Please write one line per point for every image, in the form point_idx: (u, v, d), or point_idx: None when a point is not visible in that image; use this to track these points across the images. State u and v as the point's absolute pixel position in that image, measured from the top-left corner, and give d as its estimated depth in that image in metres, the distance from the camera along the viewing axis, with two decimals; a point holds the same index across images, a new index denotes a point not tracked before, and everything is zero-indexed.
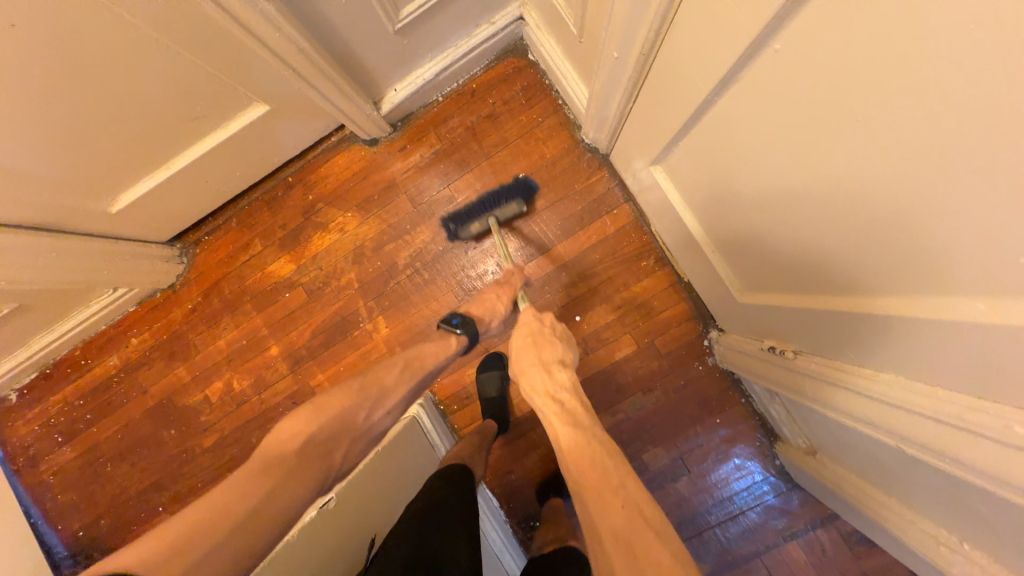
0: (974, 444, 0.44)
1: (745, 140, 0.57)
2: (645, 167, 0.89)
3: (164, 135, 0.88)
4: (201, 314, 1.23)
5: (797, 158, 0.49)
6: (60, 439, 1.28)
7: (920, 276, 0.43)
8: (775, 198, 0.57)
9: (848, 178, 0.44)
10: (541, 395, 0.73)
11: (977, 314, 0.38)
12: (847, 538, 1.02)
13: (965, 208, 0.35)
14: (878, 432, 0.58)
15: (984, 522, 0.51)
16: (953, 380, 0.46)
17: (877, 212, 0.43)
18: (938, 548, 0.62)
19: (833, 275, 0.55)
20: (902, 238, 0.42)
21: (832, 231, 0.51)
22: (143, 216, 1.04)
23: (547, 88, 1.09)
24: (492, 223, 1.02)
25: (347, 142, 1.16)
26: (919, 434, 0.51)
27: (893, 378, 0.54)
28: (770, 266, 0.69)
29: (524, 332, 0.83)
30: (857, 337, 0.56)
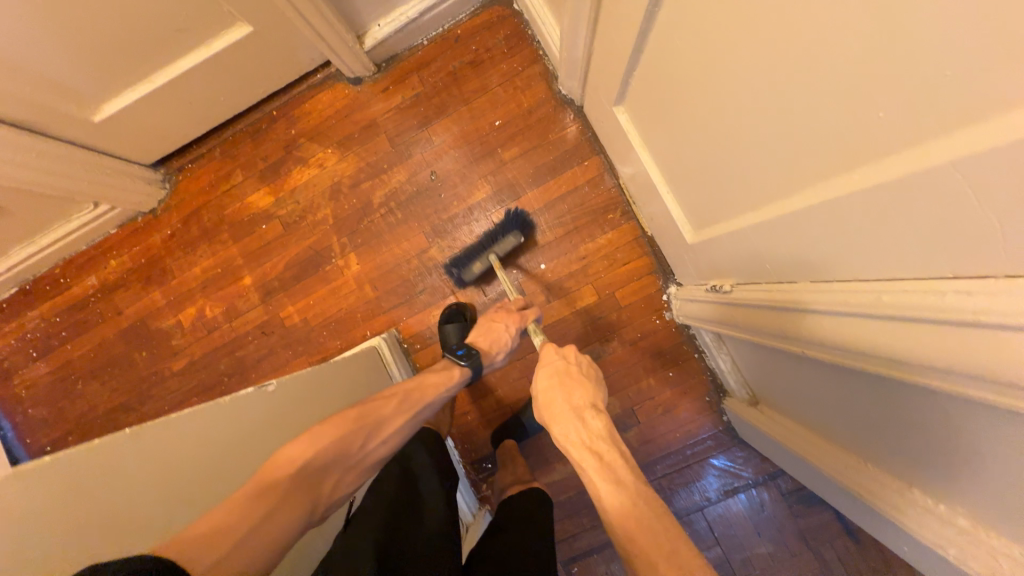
0: (859, 328, 0.46)
1: (687, 56, 0.58)
2: (610, 110, 0.92)
3: (147, 46, 0.92)
4: (178, 239, 1.25)
5: (723, 55, 0.51)
6: (33, 355, 1.30)
7: (818, 166, 0.45)
8: (711, 110, 0.59)
9: (760, 66, 0.46)
10: (576, 449, 0.60)
11: (852, 184, 0.41)
12: (787, 497, 1.05)
13: (841, 71, 0.37)
14: (793, 346, 0.61)
15: (878, 424, 0.55)
16: (842, 271, 0.49)
17: (789, 104, 0.45)
18: (848, 469, 0.67)
19: (757, 185, 0.58)
20: (805, 129, 0.44)
21: (752, 133, 0.53)
22: (126, 131, 1.07)
23: (528, 39, 1.13)
24: (492, 258, 1.06)
25: (331, 80, 1.19)
26: (818, 332, 0.53)
27: (800, 284, 0.57)
28: (712, 194, 0.71)
29: (546, 369, 0.70)
30: (774, 248, 0.59)
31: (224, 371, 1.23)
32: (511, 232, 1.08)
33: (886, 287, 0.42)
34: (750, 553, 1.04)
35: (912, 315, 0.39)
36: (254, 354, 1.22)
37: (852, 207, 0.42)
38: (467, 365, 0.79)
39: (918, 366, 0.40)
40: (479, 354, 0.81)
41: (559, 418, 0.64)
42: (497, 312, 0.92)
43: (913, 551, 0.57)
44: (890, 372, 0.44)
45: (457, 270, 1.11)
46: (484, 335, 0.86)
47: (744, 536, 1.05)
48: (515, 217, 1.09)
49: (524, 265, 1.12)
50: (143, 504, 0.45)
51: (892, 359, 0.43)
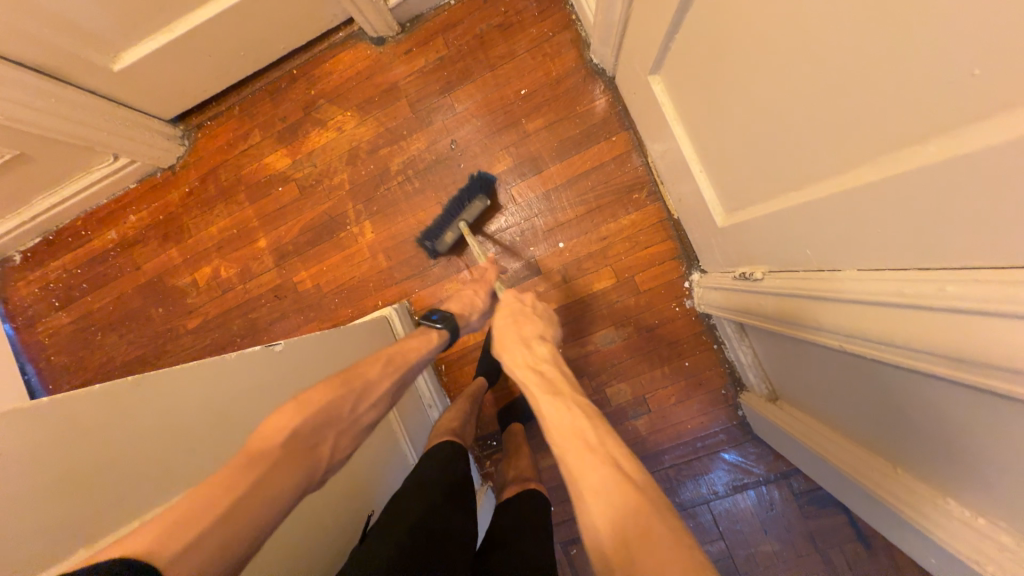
0: (907, 321, 0.42)
1: (734, 17, 0.53)
2: (644, 79, 0.86)
3: None
4: (195, 198, 1.25)
5: (778, 10, 0.45)
6: (56, 304, 1.33)
7: (876, 140, 0.40)
8: (758, 76, 0.54)
9: (821, 21, 0.41)
10: (521, 369, 0.68)
11: (920, 160, 0.36)
12: (799, 497, 1.01)
13: (920, 23, 0.32)
14: (825, 338, 0.57)
15: (916, 428, 0.51)
16: (896, 259, 0.44)
17: (852, 68, 0.40)
18: (873, 474, 0.62)
19: (802, 163, 0.53)
20: (868, 98, 0.39)
21: (805, 102, 0.47)
22: (146, 82, 1.06)
23: (562, 2, 1.06)
24: (461, 226, 1.02)
25: (353, 39, 1.15)
26: (859, 325, 0.49)
27: (845, 273, 0.52)
28: (750, 173, 0.66)
29: (505, 310, 0.80)
30: (816, 234, 0.54)
31: (237, 333, 1.24)
32: (474, 195, 1.03)
33: (952, 277, 0.37)
34: (755, 550, 1.02)
35: (976, 310, 0.35)
36: (266, 317, 1.22)
37: (913, 187, 0.38)
38: (444, 327, 0.78)
39: (975, 365, 0.36)
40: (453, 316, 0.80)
41: (511, 344, 0.72)
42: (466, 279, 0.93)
43: (939, 561, 0.53)
44: (944, 371, 0.40)
45: (429, 244, 1.05)
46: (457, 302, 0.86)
47: (749, 532, 1.02)
48: (478, 180, 1.03)
49: (540, 242, 1.08)
50: (135, 458, 0.44)
51: (947, 356, 0.38)
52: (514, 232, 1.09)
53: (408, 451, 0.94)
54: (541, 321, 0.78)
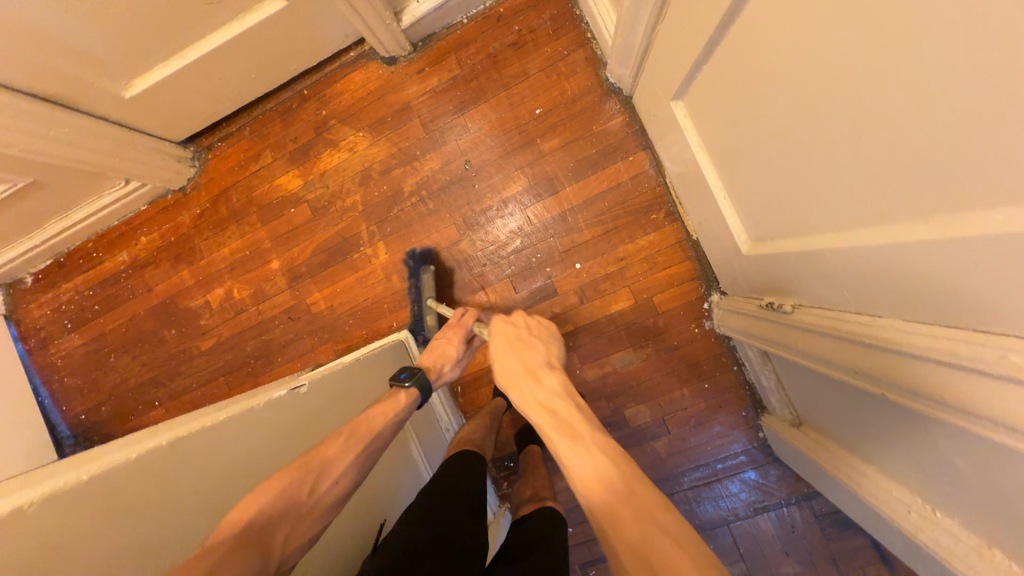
0: (956, 380, 0.41)
1: (772, 59, 0.52)
2: (666, 104, 0.85)
3: (180, 19, 0.88)
4: (207, 219, 1.24)
5: (821, 61, 0.44)
6: (68, 326, 1.32)
7: (925, 195, 0.40)
8: (794, 119, 0.53)
9: (870, 78, 0.40)
10: (534, 407, 0.62)
11: (978, 229, 0.35)
12: (821, 519, 1.01)
13: (980, 98, 0.31)
14: (860, 380, 0.56)
15: (960, 481, 0.50)
16: (947, 316, 0.43)
17: (897, 126, 0.39)
18: (909, 515, 0.61)
19: (842, 208, 0.51)
20: (914, 158, 0.39)
21: (847, 151, 0.46)
22: (158, 107, 1.05)
23: (576, 20, 1.05)
24: (430, 303, 1.04)
25: (364, 59, 1.14)
26: (907, 377, 0.47)
27: (889, 321, 0.50)
28: (778, 206, 0.65)
29: (504, 337, 0.76)
30: (858, 278, 0.53)
31: (250, 354, 1.23)
32: (421, 272, 1.07)
33: (1011, 344, 0.36)
34: (775, 571, 1.01)
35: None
36: (280, 339, 1.22)
37: (968, 248, 0.37)
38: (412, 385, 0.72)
39: None
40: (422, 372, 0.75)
41: (515, 374, 0.68)
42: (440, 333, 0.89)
43: None
44: (1000, 439, 0.39)
45: (420, 338, 1.08)
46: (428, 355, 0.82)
47: (771, 555, 1.02)
48: (415, 258, 1.09)
49: (557, 263, 1.07)
50: (173, 523, 0.44)
51: (1003, 425, 0.37)
52: (530, 252, 1.08)
53: (423, 468, 0.95)
54: (540, 345, 0.74)
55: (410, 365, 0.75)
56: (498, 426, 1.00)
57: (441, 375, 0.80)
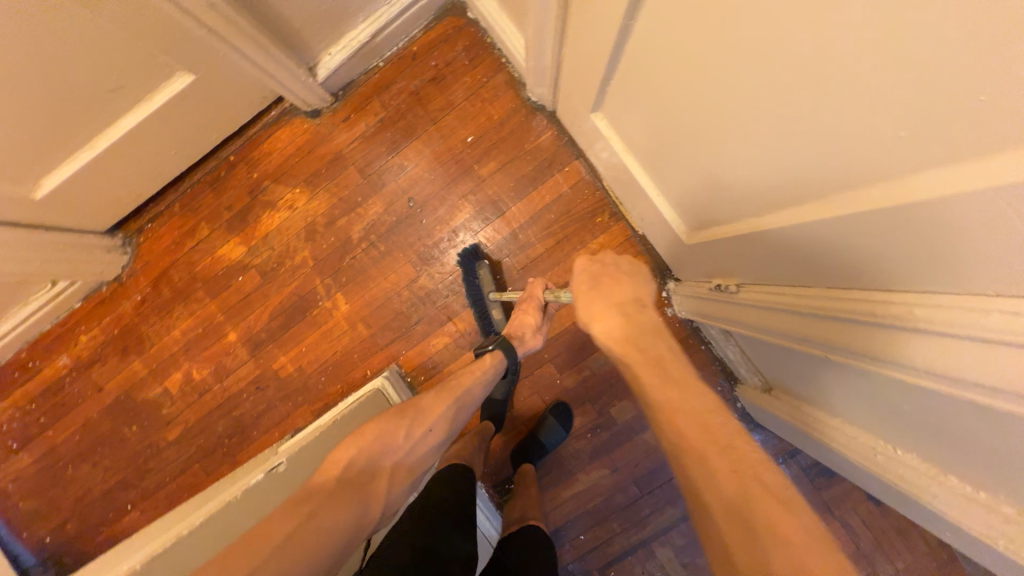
0: (895, 337, 0.45)
1: (680, 64, 0.55)
2: (587, 116, 0.88)
3: (84, 110, 0.83)
4: (151, 305, 1.18)
5: (727, 62, 0.48)
6: (14, 446, 1.21)
7: (839, 173, 0.44)
8: (710, 116, 0.56)
9: (774, 75, 0.43)
10: (616, 344, 0.64)
11: (887, 198, 0.39)
12: (808, 472, 1.07)
13: (875, 85, 0.35)
14: (818, 348, 0.59)
15: (910, 421, 0.54)
16: (874, 279, 0.47)
17: (805, 115, 0.43)
18: (875, 457, 0.66)
19: (769, 190, 0.55)
20: (822, 142, 0.43)
21: (764, 141, 0.50)
22: (74, 200, 0.99)
23: (488, 48, 1.08)
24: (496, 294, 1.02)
25: (288, 116, 1.13)
26: (851, 340, 0.52)
27: (826, 290, 0.55)
28: (715, 194, 0.68)
29: (581, 280, 0.75)
30: (791, 252, 0.57)
31: (223, 433, 1.18)
32: (478, 268, 1.05)
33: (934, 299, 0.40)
34: None
35: (986, 336, 0.36)
36: (252, 411, 1.17)
37: (900, 217, 0.39)
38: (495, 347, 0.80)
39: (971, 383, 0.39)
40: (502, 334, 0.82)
41: (601, 309, 0.69)
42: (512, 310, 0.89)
43: (947, 531, 0.58)
44: (938, 385, 0.43)
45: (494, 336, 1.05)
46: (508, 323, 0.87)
47: None
48: (468, 255, 1.05)
49: (518, 281, 1.09)
50: None
51: (939, 372, 0.42)
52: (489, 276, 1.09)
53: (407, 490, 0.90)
54: (626, 281, 0.72)
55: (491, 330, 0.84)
56: (488, 447, 0.97)
57: (525, 342, 0.84)
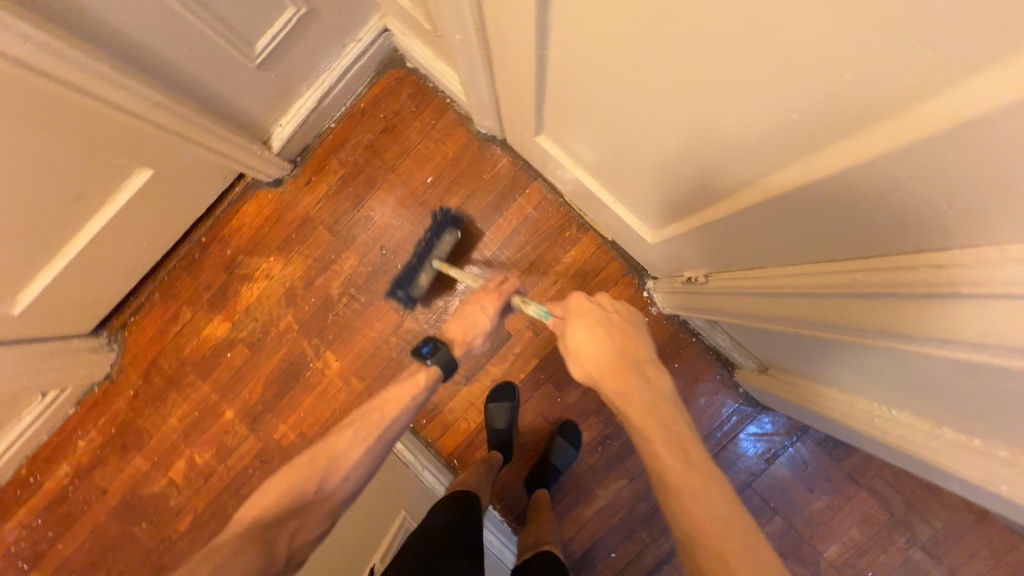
0: (869, 303, 0.46)
1: (602, 80, 0.57)
2: (533, 139, 0.91)
3: (51, 223, 0.83)
4: (144, 397, 1.18)
5: (647, 68, 0.49)
6: (24, 567, 1.18)
7: (773, 152, 0.45)
8: (643, 120, 0.58)
9: (692, 74, 0.45)
10: (628, 406, 0.60)
11: (823, 168, 0.40)
12: (824, 445, 1.06)
13: (786, 66, 0.36)
14: (800, 325, 0.59)
15: (900, 381, 0.55)
16: (831, 249, 0.48)
17: (729, 106, 0.44)
18: (873, 421, 0.65)
19: (715, 179, 0.57)
20: (751, 126, 0.44)
21: (698, 136, 0.52)
22: (51, 311, 0.99)
23: (432, 92, 1.12)
24: (438, 262, 1.00)
25: (251, 190, 1.16)
26: (826, 312, 0.52)
27: (791, 266, 0.56)
28: (672, 194, 0.69)
29: (588, 322, 0.68)
30: (751, 235, 0.59)
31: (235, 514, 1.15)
32: (446, 232, 1.02)
33: (895, 260, 0.41)
34: (810, 510, 1.05)
35: (948, 290, 0.36)
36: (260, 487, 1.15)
37: (852, 190, 0.39)
38: (435, 364, 0.79)
39: (949, 338, 0.39)
40: (446, 349, 0.80)
41: (609, 360, 0.64)
42: (472, 299, 0.87)
43: (957, 486, 0.57)
44: (916, 343, 0.43)
45: (404, 292, 1.02)
46: (458, 322, 0.84)
47: (798, 497, 1.06)
48: (444, 216, 1.03)
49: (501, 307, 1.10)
50: None
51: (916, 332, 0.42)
52: None
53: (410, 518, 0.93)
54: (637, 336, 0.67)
55: (437, 341, 0.81)
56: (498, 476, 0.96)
57: (469, 347, 0.84)
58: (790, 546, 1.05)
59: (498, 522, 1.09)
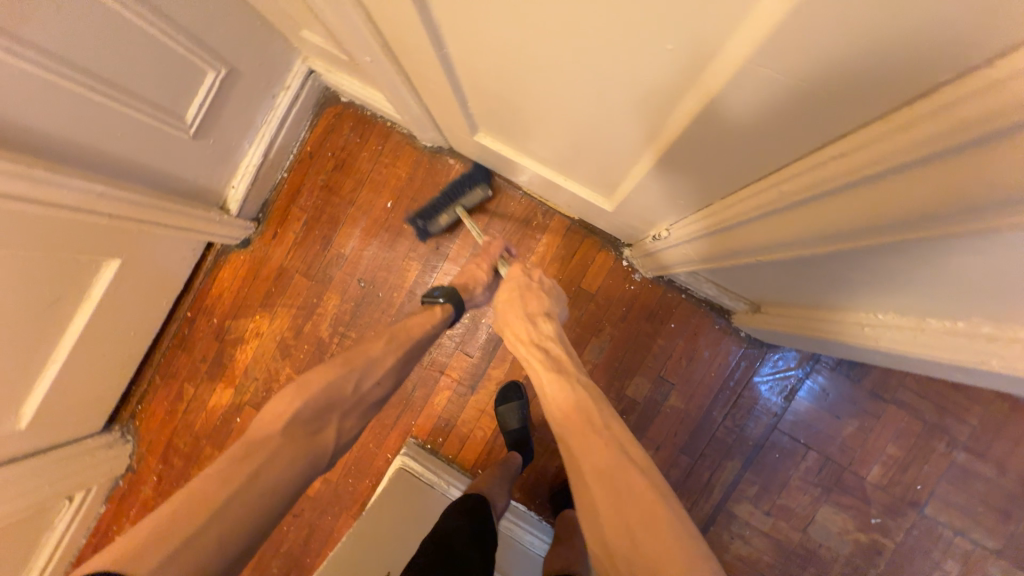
0: (806, 215, 0.46)
1: (506, 63, 0.57)
2: (473, 139, 0.92)
3: (33, 333, 0.84)
4: (167, 480, 1.19)
5: (537, 40, 0.49)
6: None
7: (675, 86, 0.45)
8: (553, 93, 0.58)
9: (577, 32, 0.45)
10: (524, 344, 0.76)
11: (721, 87, 0.40)
12: (840, 370, 1.03)
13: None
14: (759, 252, 0.58)
15: (875, 281, 0.54)
16: (759, 168, 0.48)
17: (620, 51, 0.44)
18: (863, 330, 0.64)
19: (638, 132, 0.56)
20: (648, 66, 0.44)
21: (607, 92, 0.52)
22: (56, 418, 1.00)
23: (371, 119, 1.14)
24: (461, 211, 1.04)
25: (223, 255, 1.19)
26: (774, 234, 0.52)
27: (733, 198, 0.56)
28: (609, 158, 0.68)
29: (510, 285, 0.84)
30: (692, 176, 0.58)
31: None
32: (478, 184, 1.05)
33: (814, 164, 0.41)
34: (842, 438, 1.03)
35: (870, 175, 0.36)
36: (298, 542, 1.14)
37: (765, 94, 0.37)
38: (447, 302, 0.86)
39: (883, 229, 0.39)
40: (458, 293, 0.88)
41: (514, 313, 0.80)
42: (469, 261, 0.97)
43: (966, 376, 0.54)
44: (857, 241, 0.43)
45: (423, 224, 1.06)
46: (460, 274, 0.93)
47: (826, 428, 1.04)
48: (481, 170, 1.05)
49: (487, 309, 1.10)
50: None
51: (847, 232, 0.42)
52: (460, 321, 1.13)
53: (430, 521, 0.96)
54: (547, 296, 0.83)
55: (449, 286, 0.88)
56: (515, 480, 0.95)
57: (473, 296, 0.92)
58: (831, 478, 1.03)
59: (536, 522, 1.05)
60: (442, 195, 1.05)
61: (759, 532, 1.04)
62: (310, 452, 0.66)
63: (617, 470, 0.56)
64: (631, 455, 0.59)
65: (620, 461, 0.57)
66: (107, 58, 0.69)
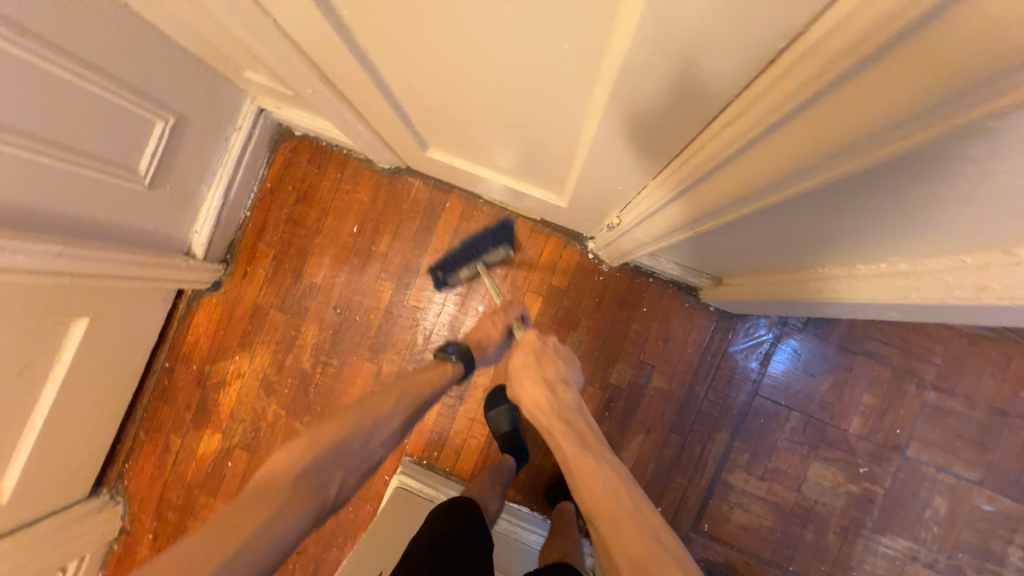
0: (721, 184, 0.49)
1: (434, 79, 0.60)
2: (426, 155, 0.94)
3: (5, 405, 0.83)
4: (163, 536, 1.17)
5: (454, 54, 0.52)
6: None
7: (585, 82, 0.48)
8: (483, 101, 0.61)
9: (487, 43, 0.48)
10: (544, 416, 0.78)
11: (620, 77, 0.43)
12: (808, 329, 1.08)
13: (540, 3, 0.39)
14: (696, 225, 0.62)
15: (804, 237, 0.58)
16: (676, 147, 0.52)
17: (529, 57, 0.47)
18: (809, 284, 0.68)
19: (566, 127, 0.60)
20: (556, 66, 0.47)
21: (529, 95, 0.55)
22: (38, 489, 0.97)
23: (327, 149, 1.16)
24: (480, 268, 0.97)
25: (195, 301, 1.19)
26: (701, 207, 0.56)
27: (662, 178, 0.61)
28: (550, 156, 0.72)
29: (522, 351, 0.85)
30: (623, 162, 0.62)
31: None
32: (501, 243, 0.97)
33: (716, 135, 0.44)
34: (820, 394, 1.07)
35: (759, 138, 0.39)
36: None
37: (654, 77, 0.41)
38: (459, 361, 0.87)
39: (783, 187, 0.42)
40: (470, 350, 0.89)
41: (532, 385, 0.80)
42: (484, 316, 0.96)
43: (899, 312, 0.59)
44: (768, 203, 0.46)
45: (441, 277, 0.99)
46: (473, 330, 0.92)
47: (804, 387, 1.08)
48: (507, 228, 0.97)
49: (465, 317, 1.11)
50: None
51: (755, 195, 0.45)
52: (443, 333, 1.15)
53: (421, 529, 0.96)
54: (561, 361, 0.84)
55: (462, 344, 0.89)
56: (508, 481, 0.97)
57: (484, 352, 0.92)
58: (815, 435, 1.07)
59: (537, 520, 1.06)
60: (462, 249, 0.97)
61: (756, 497, 1.07)
62: (305, 473, 0.67)
63: (655, 561, 0.59)
64: (662, 537, 0.62)
65: (656, 551, 0.60)
66: (50, 120, 0.69)
